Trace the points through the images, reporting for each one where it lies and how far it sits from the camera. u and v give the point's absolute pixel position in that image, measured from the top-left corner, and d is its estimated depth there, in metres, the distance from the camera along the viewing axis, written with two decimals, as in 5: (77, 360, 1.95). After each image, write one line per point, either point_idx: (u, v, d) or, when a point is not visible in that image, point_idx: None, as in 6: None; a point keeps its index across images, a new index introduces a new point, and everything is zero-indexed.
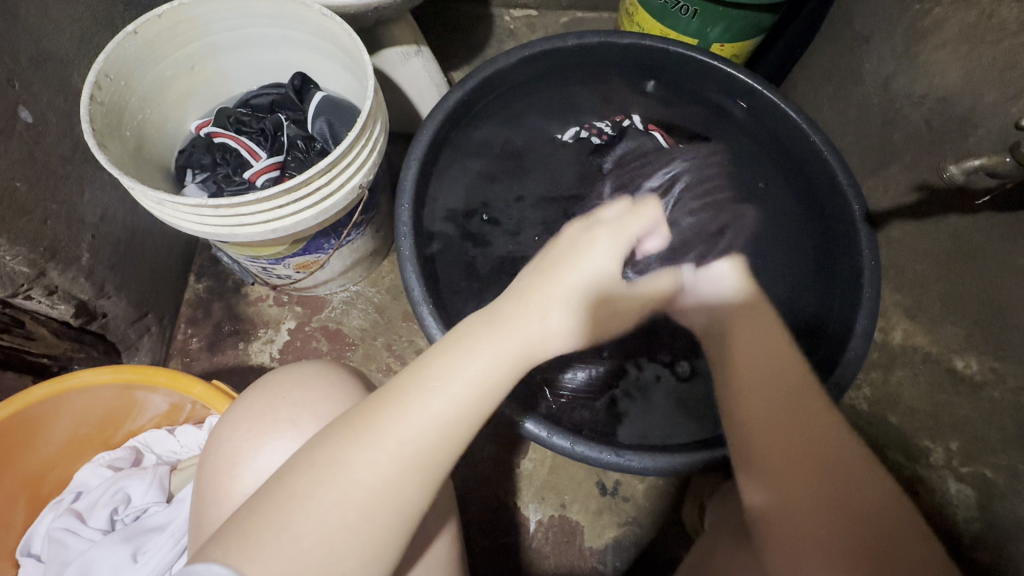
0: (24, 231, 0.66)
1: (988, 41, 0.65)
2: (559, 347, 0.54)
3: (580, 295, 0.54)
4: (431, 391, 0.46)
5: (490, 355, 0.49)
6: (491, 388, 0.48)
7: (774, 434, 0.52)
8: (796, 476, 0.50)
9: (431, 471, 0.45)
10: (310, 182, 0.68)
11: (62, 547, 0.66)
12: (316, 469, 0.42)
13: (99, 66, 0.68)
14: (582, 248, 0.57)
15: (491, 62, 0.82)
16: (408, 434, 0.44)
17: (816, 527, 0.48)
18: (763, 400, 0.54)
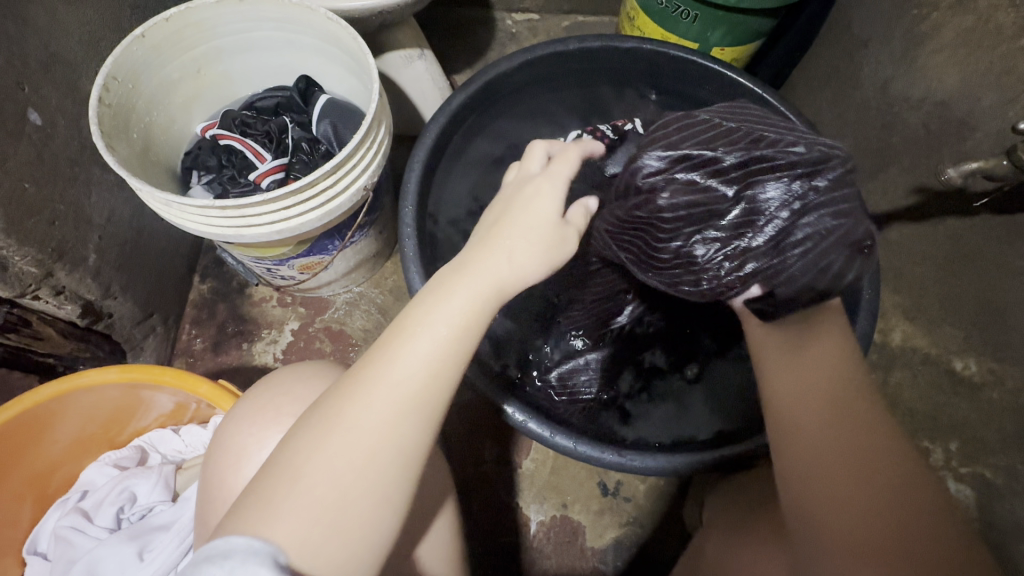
0: (33, 232, 0.67)
1: (985, 46, 0.65)
2: (535, 276, 0.48)
3: (547, 223, 0.48)
4: (413, 336, 0.45)
5: (462, 294, 0.46)
6: (468, 328, 0.46)
7: (804, 416, 0.52)
8: (831, 474, 0.49)
9: (424, 412, 0.45)
10: (315, 184, 0.69)
11: (69, 545, 0.67)
12: (319, 431, 0.44)
13: (106, 69, 0.69)
14: (527, 194, 0.49)
15: (493, 66, 0.83)
16: (396, 376, 0.44)
17: (846, 524, 0.47)
18: (810, 401, 0.52)
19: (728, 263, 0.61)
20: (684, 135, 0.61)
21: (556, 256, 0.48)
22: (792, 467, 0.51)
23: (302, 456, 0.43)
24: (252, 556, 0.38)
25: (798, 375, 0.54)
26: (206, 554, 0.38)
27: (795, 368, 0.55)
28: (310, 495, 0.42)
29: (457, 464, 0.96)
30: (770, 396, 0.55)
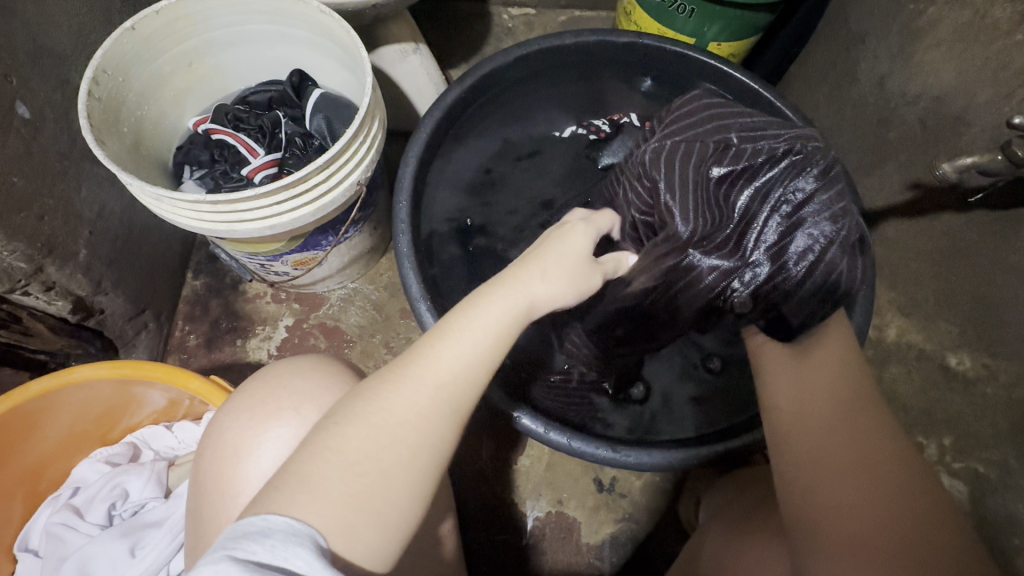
0: (21, 227, 0.66)
1: (982, 41, 0.65)
2: (565, 297, 0.53)
3: (580, 262, 0.54)
4: (457, 338, 0.47)
5: (501, 307, 0.49)
6: (504, 336, 0.49)
7: (807, 420, 0.54)
8: (833, 479, 0.50)
9: (456, 410, 0.46)
10: (308, 179, 0.68)
11: (60, 542, 0.67)
12: (349, 427, 0.44)
13: (96, 62, 0.68)
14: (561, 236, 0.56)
15: (487, 60, 0.83)
16: (439, 374, 0.46)
17: (844, 529, 0.48)
18: (814, 405, 0.54)
19: (737, 283, 0.67)
20: (699, 155, 0.68)
21: (584, 286, 0.54)
22: (793, 464, 0.52)
23: (301, 448, 0.43)
24: (292, 537, 0.37)
25: (804, 386, 0.56)
26: (242, 529, 0.37)
27: (798, 376, 0.58)
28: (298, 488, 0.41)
29: (452, 460, 0.96)
30: (773, 395, 0.58)
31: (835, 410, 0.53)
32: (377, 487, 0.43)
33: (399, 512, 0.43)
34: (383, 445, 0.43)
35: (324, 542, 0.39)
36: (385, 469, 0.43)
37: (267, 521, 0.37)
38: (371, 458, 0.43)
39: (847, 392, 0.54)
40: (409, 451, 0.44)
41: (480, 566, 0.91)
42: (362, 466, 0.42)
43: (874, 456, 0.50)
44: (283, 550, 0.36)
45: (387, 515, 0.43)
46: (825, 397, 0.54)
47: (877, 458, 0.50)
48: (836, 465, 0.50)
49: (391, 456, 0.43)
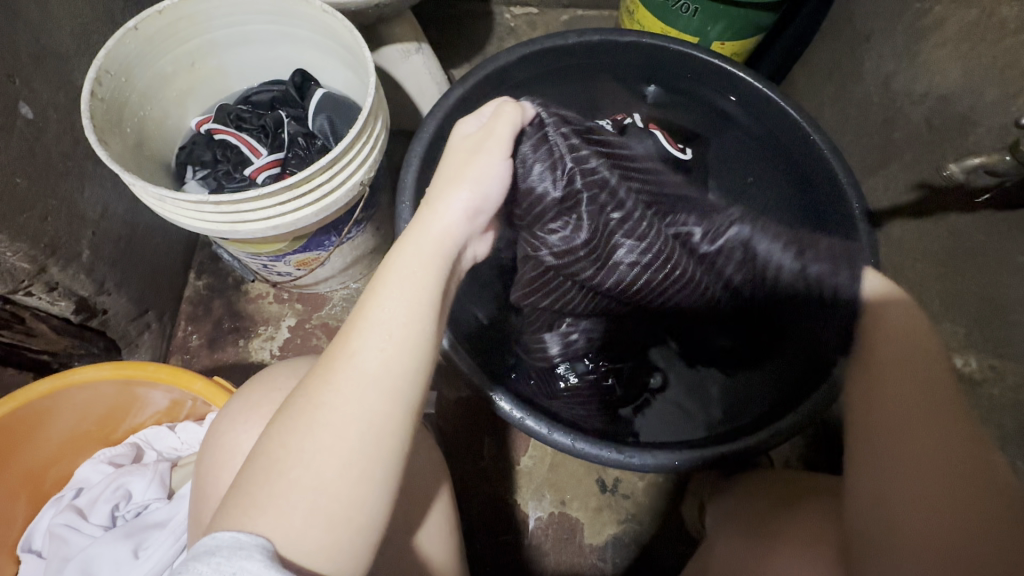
0: (24, 227, 0.66)
1: (989, 40, 0.65)
2: (463, 196, 0.52)
3: (466, 152, 0.55)
4: (379, 304, 0.46)
5: (415, 255, 0.49)
6: (421, 304, 0.47)
7: (890, 422, 0.52)
8: (918, 475, 0.49)
9: (394, 391, 0.44)
10: (311, 179, 0.68)
11: (63, 543, 0.67)
12: (307, 423, 0.43)
13: (99, 62, 0.68)
14: (456, 146, 0.56)
15: (491, 60, 0.83)
16: (364, 353, 0.44)
17: (925, 523, 0.48)
18: (897, 406, 0.52)
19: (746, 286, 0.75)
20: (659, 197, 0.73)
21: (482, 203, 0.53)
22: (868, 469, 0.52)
23: (260, 450, 0.43)
24: (238, 552, 0.38)
25: (878, 376, 0.54)
26: (196, 550, 0.38)
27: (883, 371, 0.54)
28: (299, 491, 0.41)
29: (455, 460, 0.96)
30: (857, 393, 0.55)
31: (918, 403, 0.51)
32: (338, 480, 0.42)
33: (361, 498, 0.42)
34: (323, 433, 0.42)
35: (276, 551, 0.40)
36: (333, 460, 0.42)
37: (211, 539, 0.38)
38: (323, 451, 0.42)
39: (930, 380, 0.52)
40: (355, 435, 0.43)
41: (483, 567, 0.91)
42: (311, 460, 0.42)
43: (958, 447, 0.49)
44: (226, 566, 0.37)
45: (350, 502, 0.42)
46: (901, 386, 0.52)
47: (960, 449, 0.49)
48: (920, 460, 0.49)
49: (335, 444, 0.42)
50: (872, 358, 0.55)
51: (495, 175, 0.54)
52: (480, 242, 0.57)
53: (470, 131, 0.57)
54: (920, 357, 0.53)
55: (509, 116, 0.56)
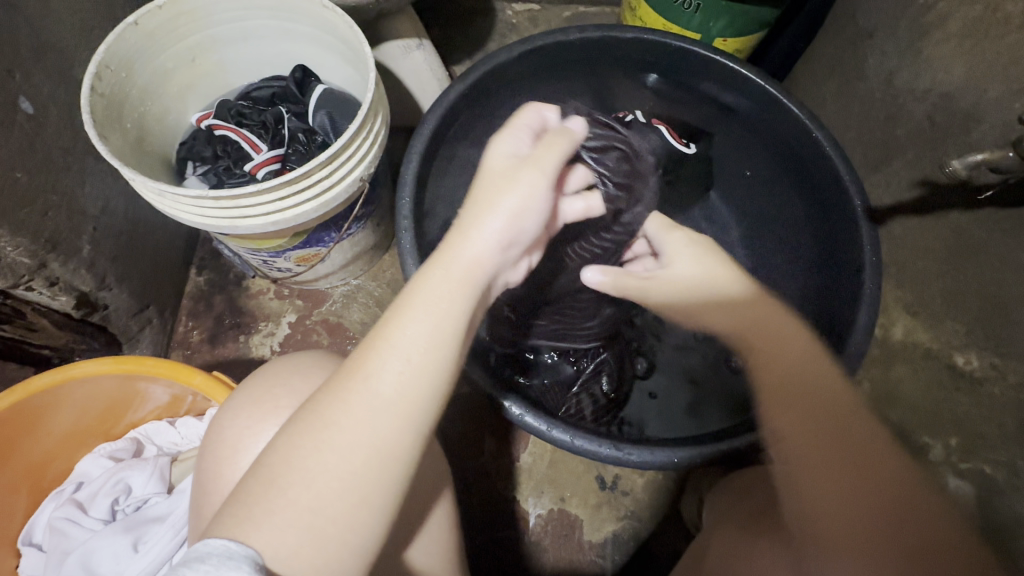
0: (24, 222, 0.66)
1: (992, 36, 0.64)
2: (499, 229, 0.48)
3: (498, 178, 0.49)
4: (401, 327, 0.45)
5: (446, 285, 0.46)
6: (442, 335, 0.45)
7: (808, 436, 0.51)
8: (831, 493, 0.51)
9: (412, 413, 0.44)
10: (311, 175, 0.68)
11: (63, 536, 0.67)
12: (316, 426, 0.43)
13: (99, 57, 0.68)
14: (491, 169, 0.50)
15: (491, 56, 0.82)
16: (384, 379, 0.44)
17: (844, 526, 0.50)
18: (808, 419, 0.52)
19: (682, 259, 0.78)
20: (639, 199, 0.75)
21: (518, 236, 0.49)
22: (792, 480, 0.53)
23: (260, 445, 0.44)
24: (227, 561, 0.37)
25: (781, 394, 0.53)
26: (188, 556, 0.38)
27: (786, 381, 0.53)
28: (300, 486, 0.42)
29: (454, 456, 0.96)
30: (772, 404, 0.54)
31: (829, 421, 0.51)
32: (339, 498, 0.42)
33: (357, 518, 0.43)
34: (326, 453, 0.43)
35: (264, 562, 0.40)
36: (330, 465, 0.42)
37: (202, 546, 0.37)
38: (323, 470, 0.42)
39: (836, 396, 0.52)
40: (358, 459, 0.43)
41: (482, 564, 0.91)
42: (312, 480, 0.42)
43: (871, 467, 0.50)
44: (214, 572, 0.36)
45: (346, 523, 0.42)
46: (803, 401, 0.52)
47: (873, 468, 0.50)
48: (833, 474, 0.50)
49: (338, 466, 0.42)
50: (775, 368, 0.54)
51: (535, 207, 0.49)
52: (518, 268, 0.53)
53: (509, 151, 0.51)
54: (820, 366, 0.54)
55: (558, 146, 0.51)
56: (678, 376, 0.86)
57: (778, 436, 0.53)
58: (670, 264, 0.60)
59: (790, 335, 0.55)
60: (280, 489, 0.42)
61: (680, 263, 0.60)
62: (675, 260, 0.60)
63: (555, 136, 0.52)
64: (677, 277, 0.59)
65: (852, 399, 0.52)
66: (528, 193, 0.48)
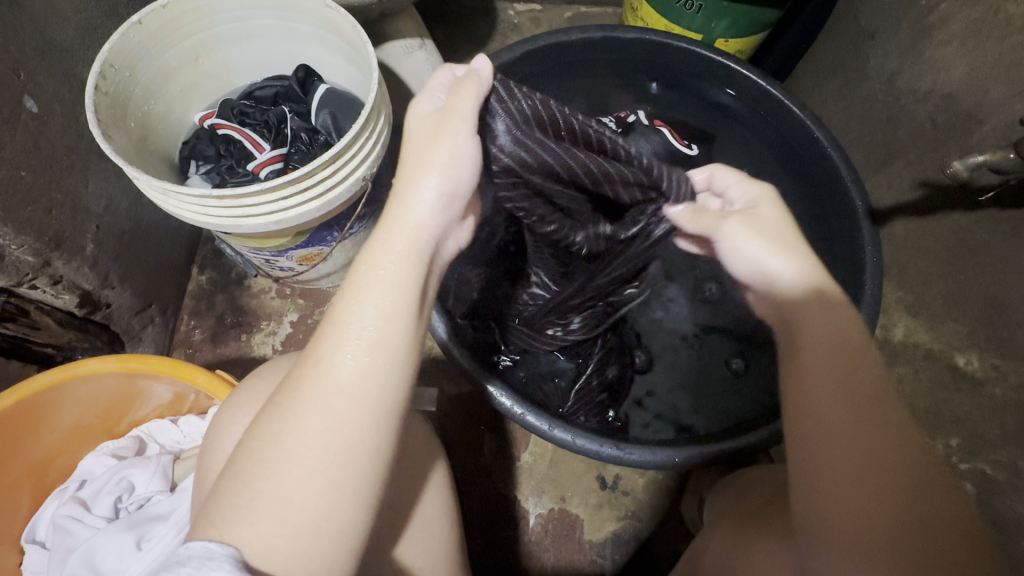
0: (29, 220, 0.66)
1: (994, 37, 0.65)
2: (432, 188, 0.49)
3: (426, 133, 0.51)
4: (352, 309, 0.46)
5: (388, 256, 0.48)
6: (394, 312, 0.46)
7: (838, 424, 0.49)
8: (835, 480, 0.48)
9: (370, 394, 0.45)
10: (314, 174, 0.68)
11: (67, 533, 0.67)
12: (293, 418, 0.44)
13: (104, 56, 0.69)
14: (411, 124, 0.52)
15: (493, 56, 0.83)
16: (337, 362, 0.45)
17: (857, 516, 0.47)
18: (838, 405, 0.50)
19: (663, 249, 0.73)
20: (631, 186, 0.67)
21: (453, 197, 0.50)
22: (810, 467, 0.50)
23: (255, 442, 0.44)
24: (207, 562, 0.38)
25: (804, 372, 0.52)
26: (174, 559, 0.39)
27: (827, 367, 0.51)
28: (303, 484, 0.42)
29: (455, 456, 0.96)
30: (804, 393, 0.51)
31: (846, 407, 0.49)
32: (316, 490, 0.42)
33: (332, 510, 0.43)
34: (292, 443, 0.43)
35: (246, 556, 0.40)
36: (328, 465, 0.43)
37: (183, 549, 0.39)
38: (293, 461, 0.43)
39: (860, 385, 0.50)
40: (323, 447, 0.43)
41: (483, 563, 0.91)
42: (281, 471, 0.43)
43: (879, 458, 0.48)
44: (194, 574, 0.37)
45: (322, 514, 0.42)
46: (833, 397, 0.50)
47: (879, 459, 0.48)
48: (854, 467, 0.48)
49: (305, 455, 0.43)
50: (797, 351, 0.53)
51: (467, 155, 0.50)
52: (460, 229, 0.55)
53: (429, 108, 0.52)
54: (849, 352, 0.51)
55: (467, 90, 0.51)
56: (676, 375, 0.86)
57: (795, 414, 0.52)
58: (757, 210, 0.56)
59: (833, 322, 0.53)
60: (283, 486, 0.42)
61: (769, 214, 0.56)
62: (761, 213, 0.56)
63: (463, 80, 0.52)
64: (760, 222, 0.55)
65: (883, 393, 0.50)
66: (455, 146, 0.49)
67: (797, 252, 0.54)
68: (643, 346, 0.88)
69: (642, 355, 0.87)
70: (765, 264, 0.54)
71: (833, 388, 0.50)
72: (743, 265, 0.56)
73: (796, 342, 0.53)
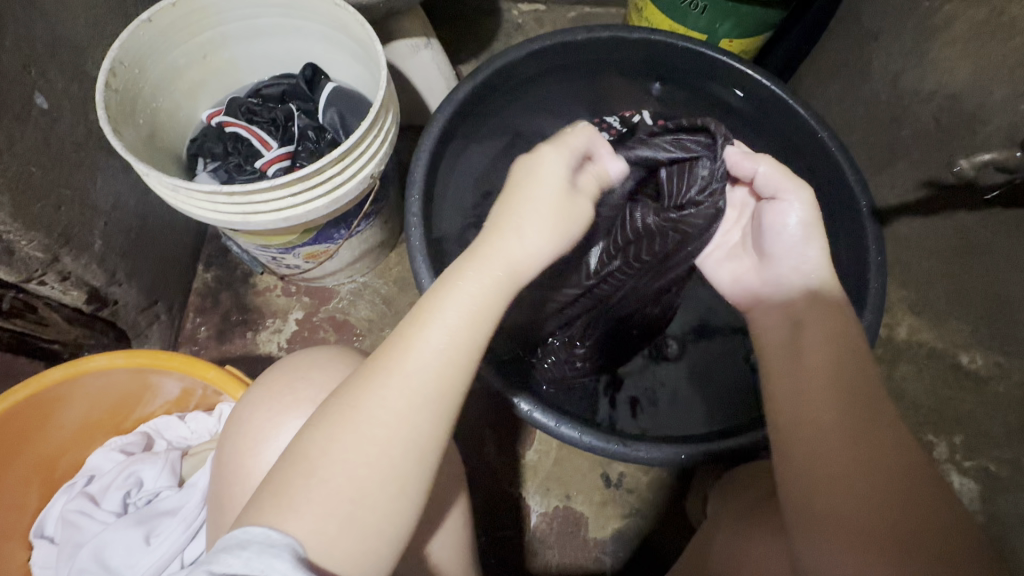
0: (40, 216, 0.66)
1: (998, 39, 0.65)
2: (546, 252, 0.48)
3: (559, 199, 0.48)
4: (427, 326, 0.45)
5: (479, 286, 0.46)
6: (473, 329, 0.46)
7: (835, 418, 0.50)
8: (827, 475, 0.49)
9: (432, 406, 0.45)
10: (323, 171, 0.69)
11: (77, 528, 0.68)
12: (335, 421, 0.44)
13: (113, 53, 0.69)
14: (533, 162, 0.49)
15: (501, 55, 0.83)
16: (409, 373, 0.45)
17: (847, 512, 0.47)
18: (833, 403, 0.51)
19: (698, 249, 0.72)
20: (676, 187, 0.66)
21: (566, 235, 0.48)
22: (801, 460, 0.50)
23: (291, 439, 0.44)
24: (268, 548, 0.39)
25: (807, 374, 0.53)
26: (227, 543, 0.39)
27: (823, 365, 0.53)
28: (323, 476, 0.43)
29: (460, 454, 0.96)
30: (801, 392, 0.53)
31: (846, 406, 0.51)
32: (361, 493, 0.43)
33: (377, 512, 0.43)
34: (349, 448, 0.43)
35: (303, 550, 0.40)
36: (353, 466, 0.43)
37: (243, 533, 0.39)
38: (338, 462, 0.43)
39: (859, 388, 0.51)
40: (378, 451, 0.43)
41: (488, 561, 0.91)
42: (331, 476, 0.43)
43: (882, 455, 0.48)
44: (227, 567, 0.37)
45: (369, 514, 0.43)
46: (830, 396, 0.51)
47: (883, 455, 0.48)
48: (847, 462, 0.49)
49: (355, 459, 0.43)
50: (800, 353, 0.55)
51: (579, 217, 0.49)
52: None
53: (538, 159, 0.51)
54: (851, 354, 0.53)
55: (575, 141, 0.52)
56: (683, 374, 0.87)
57: (790, 412, 0.53)
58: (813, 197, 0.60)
59: (831, 326, 0.55)
60: (296, 478, 0.43)
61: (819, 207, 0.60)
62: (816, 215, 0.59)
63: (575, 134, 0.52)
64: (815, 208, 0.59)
65: (880, 396, 0.51)
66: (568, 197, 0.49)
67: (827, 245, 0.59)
68: (674, 335, 0.89)
69: (673, 345, 0.88)
70: (808, 253, 0.59)
71: (829, 392, 0.51)
72: (785, 237, 0.60)
73: (797, 347, 0.55)
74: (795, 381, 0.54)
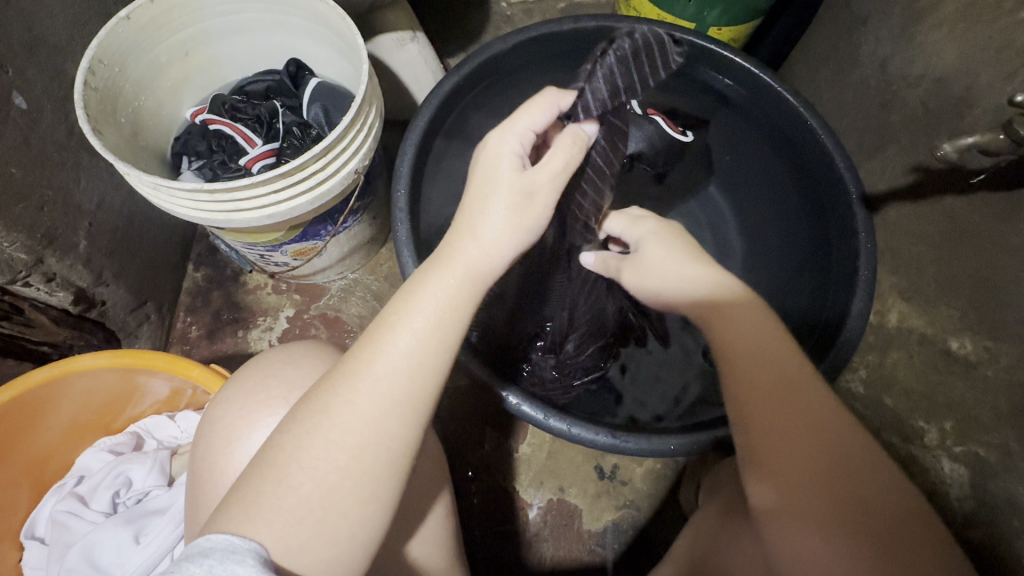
0: (21, 217, 0.66)
1: (985, 20, 0.65)
2: (510, 249, 0.51)
3: (513, 189, 0.50)
4: (398, 330, 0.47)
5: (444, 278, 0.49)
6: (449, 323, 0.48)
7: (781, 415, 0.48)
8: (793, 475, 0.47)
9: (413, 406, 0.46)
10: (305, 167, 0.68)
11: (65, 529, 0.68)
12: (309, 428, 0.44)
13: (91, 52, 0.68)
14: (489, 158, 0.52)
15: (486, 47, 0.82)
16: (378, 368, 0.45)
17: (817, 506, 0.46)
18: (776, 400, 0.49)
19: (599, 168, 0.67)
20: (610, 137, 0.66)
21: (524, 228, 0.51)
22: (763, 462, 0.49)
23: (275, 444, 0.44)
24: (231, 555, 0.37)
25: (741, 378, 0.51)
26: (190, 552, 0.38)
27: (766, 362, 0.50)
28: (303, 475, 0.43)
29: (454, 448, 0.96)
30: (743, 397, 0.50)
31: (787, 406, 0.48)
32: (341, 488, 0.43)
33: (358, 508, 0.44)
34: (331, 447, 0.44)
35: (265, 553, 0.40)
36: (332, 469, 0.43)
37: (206, 541, 0.38)
38: (311, 466, 0.43)
39: (800, 382, 0.49)
40: (353, 449, 0.44)
41: (481, 555, 0.91)
42: (313, 475, 0.43)
43: (825, 443, 0.47)
44: (219, 566, 0.36)
45: (354, 514, 0.43)
46: (776, 395, 0.49)
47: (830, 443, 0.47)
48: (810, 460, 0.47)
49: (333, 462, 0.43)
50: (734, 354, 0.51)
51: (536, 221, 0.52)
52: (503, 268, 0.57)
53: (511, 152, 0.52)
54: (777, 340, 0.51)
55: (534, 110, 0.55)
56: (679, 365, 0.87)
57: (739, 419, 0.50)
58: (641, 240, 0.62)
59: (760, 323, 0.52)
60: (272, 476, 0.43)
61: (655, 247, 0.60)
62: (651, 240, 0.61)
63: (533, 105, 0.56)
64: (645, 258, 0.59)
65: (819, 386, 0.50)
66: (519, 174, 0.51)
67: (683, 267, 0.57)
68: None
69: None
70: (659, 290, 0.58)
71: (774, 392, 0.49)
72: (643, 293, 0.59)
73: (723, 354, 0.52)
74: (733, 383, 0.51)
